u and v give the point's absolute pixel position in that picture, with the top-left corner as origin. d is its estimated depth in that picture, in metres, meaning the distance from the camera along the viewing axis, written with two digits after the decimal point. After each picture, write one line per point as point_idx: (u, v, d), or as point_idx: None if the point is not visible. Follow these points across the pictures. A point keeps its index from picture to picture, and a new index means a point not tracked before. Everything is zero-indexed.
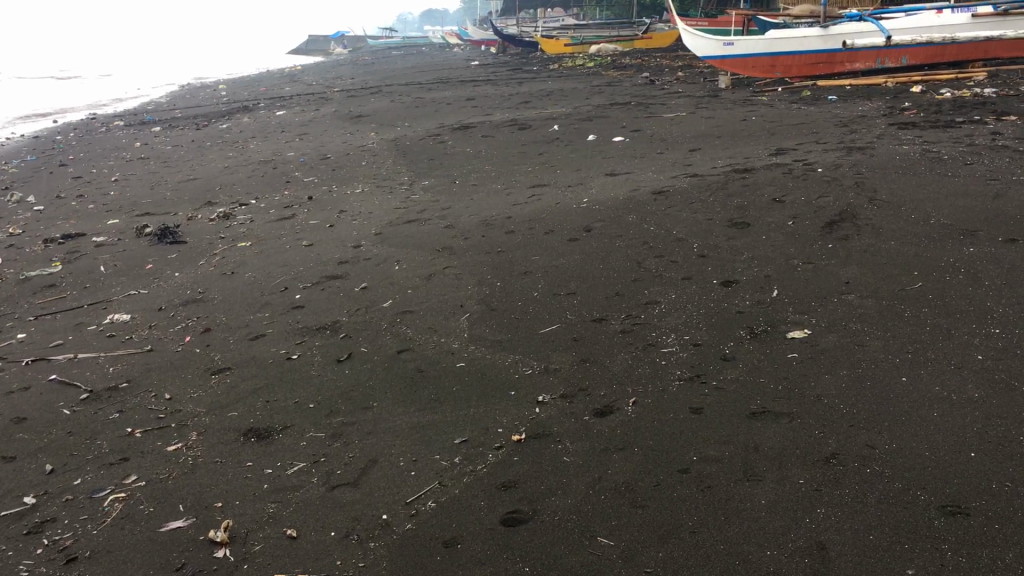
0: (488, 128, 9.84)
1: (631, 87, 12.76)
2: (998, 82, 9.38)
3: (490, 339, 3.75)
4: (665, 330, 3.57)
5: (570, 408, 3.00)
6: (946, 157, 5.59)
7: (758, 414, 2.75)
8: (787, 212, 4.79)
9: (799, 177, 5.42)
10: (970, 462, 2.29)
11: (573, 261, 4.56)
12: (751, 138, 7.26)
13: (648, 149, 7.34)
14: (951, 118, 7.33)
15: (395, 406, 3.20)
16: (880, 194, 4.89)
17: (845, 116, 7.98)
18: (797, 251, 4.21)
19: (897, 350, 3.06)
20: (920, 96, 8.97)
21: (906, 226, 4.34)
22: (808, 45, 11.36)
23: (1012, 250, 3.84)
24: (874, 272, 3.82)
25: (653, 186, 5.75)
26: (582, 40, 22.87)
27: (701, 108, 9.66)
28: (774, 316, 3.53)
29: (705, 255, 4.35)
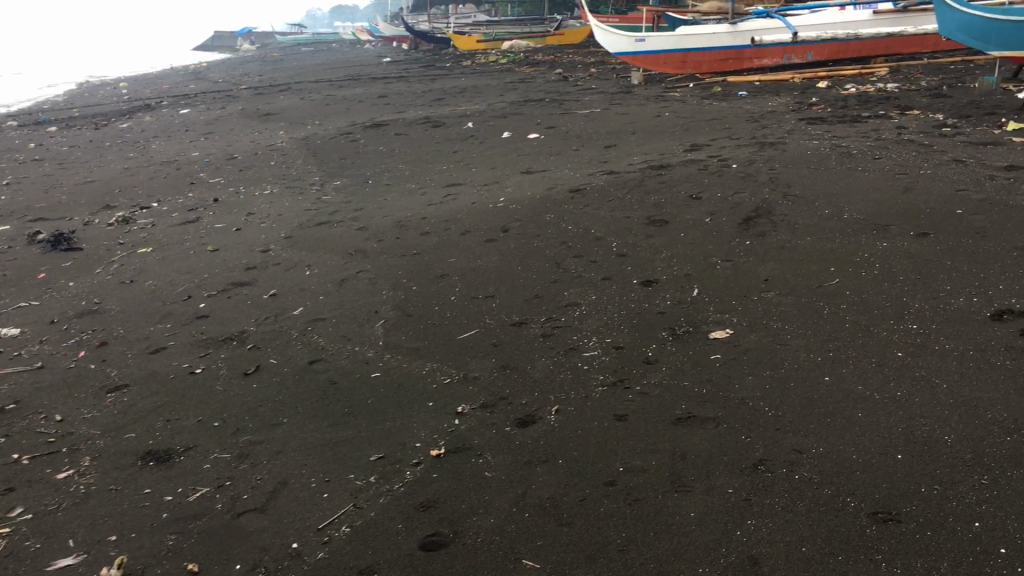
0: (401, 126, 9.66)
1: (544, 83, 12.72)
2: (900, 77, 9.63)
3: (405, 347, 3.60)
4: (586, 333, 3.48)
5: (490, 419, 2.88)
6: (855, 151, 5.66)
7: (684, 420, 2.67)
8: (704, 208, 4.77)
9: (714, 173, 5.41)
10: (898, 464, 2.24)
11: (491, 262, 4.44)
12: (665, 133, 7.27)
13: (564, 146, 7.28)
14: (858, 112, 7.46)
15: (306, 422, 3.04)
16: (794, 189, 4.90)
17: (756, 111, 8.06)
18: (716, 248, 4.17)
19: (818, 348, 3.02)
20: (827, 91, 9.14)
21: (821, 222, 4.34)
22: (717, 41, 11.35)
23: (924, 243, 3.87)
24: (792, 269, 3.80)
25: (569, 184, 5.67)
26: (494, 36, 22.78)
27: (615, 103, 9.66)
28: (696, 316, 3.48)
29: (624, 254, 4.28)
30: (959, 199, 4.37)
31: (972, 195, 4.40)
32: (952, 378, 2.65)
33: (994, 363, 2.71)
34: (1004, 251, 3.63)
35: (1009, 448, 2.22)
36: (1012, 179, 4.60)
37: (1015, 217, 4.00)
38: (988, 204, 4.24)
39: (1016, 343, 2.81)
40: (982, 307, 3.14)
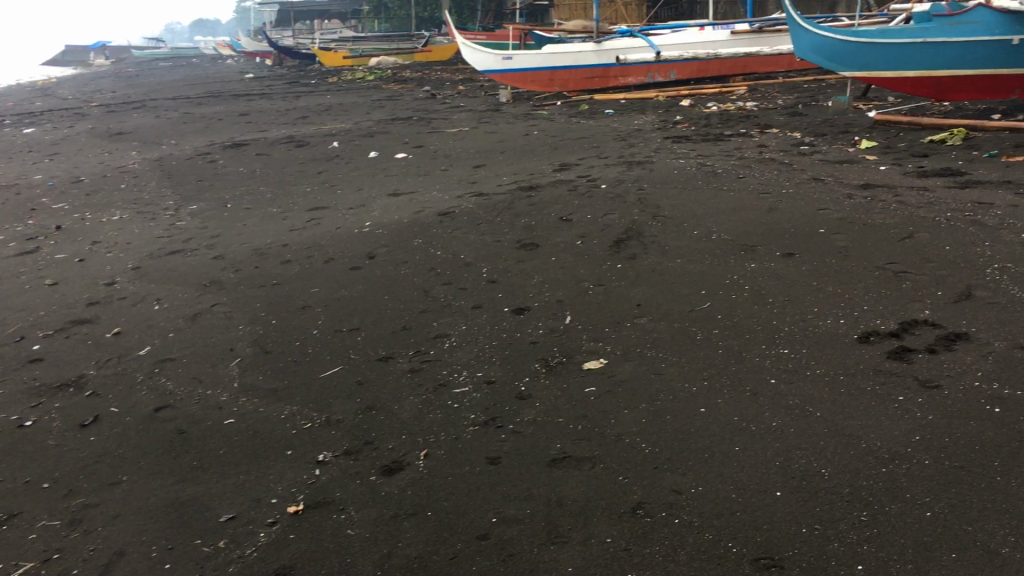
0: (263, 145, 9.30)
1: (413, 101, 12.54)
2: (758, 96, 9.91)
3: (263, 389, 3.35)
4: (456, 367, 3.32)
5: (353, 467, 2.68)
6: (721, 170, 5.72)
7: (559, 461, 2.54)
8: (574, 231, 4.69)
9: (583, 194, 5.36)
10: (778, 502, 2.17)
11: (356, 292, 4.23)
12: (535, 153, 7.21)
13: (432, 166, 7.13)
14: (721, 131, 7.61)
15: (150, 479, 2.76)
16: (663, 210, 4.89)
17: (623, 130, 8.12)
18: (587, 273, 4.09)
19: (692, 378, 2.95)
20: (690, 110, 9.31)
21: (691, 243, 4.32)
22: (583, 59, 11.42)
23: (791, 264, 3.89)
24: (664, 293, 3.74)
25: (437, 206, 5.51)
26: (361, 53, 22.49)
27: (483, 122, 9.58)
28: (568, 346, 3.36)
29: (494, 280, 4.14)
30: (821, 219, 4.43)
31: (833, 214, 4.47)
32: (824, 406, 2.61)
33: (864, 388, 2.68)
34: (867, 271, 3.67)
35: (885, 481, 2.17)
36: (869, 198, 4.71)
37: (874, 236, 4.07)
38: (849, 223, 4.31)
39: (884, 366, 2.81)
40: (849, 329, 3.14)
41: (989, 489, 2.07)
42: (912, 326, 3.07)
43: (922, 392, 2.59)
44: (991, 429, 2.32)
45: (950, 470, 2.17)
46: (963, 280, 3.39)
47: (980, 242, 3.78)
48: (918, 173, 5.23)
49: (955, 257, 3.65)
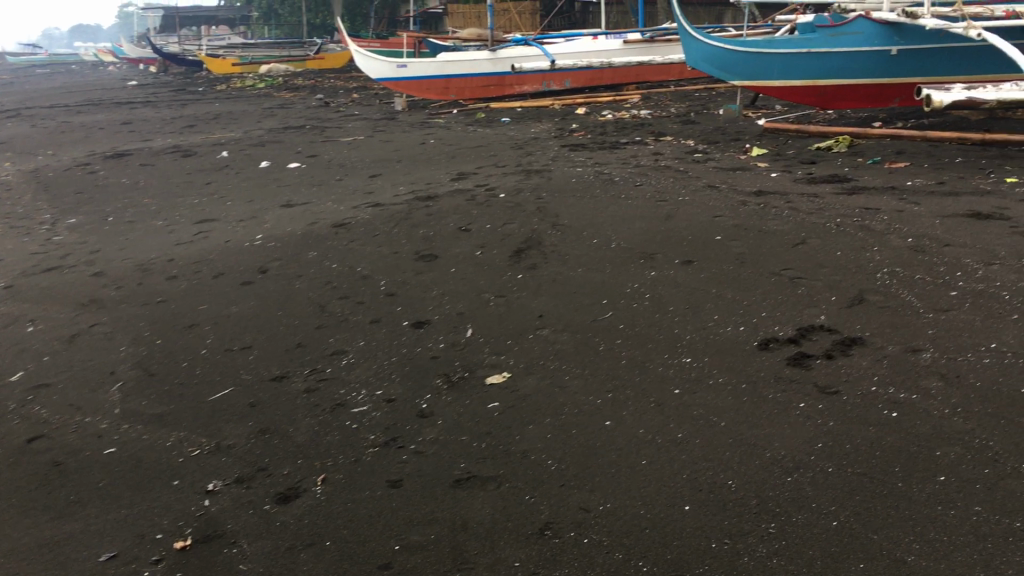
0: (147, 156, 8.93)
1: (305, 109, 12.28)
2: (651, 104, 10.05)
3: (147, 415, 3.16)
4: (354, 386, 3.19)
5: (247, 496, 2.53)
6: (618, 178, 5.74)
7: (463, 482, 2.46)
8: (473, 241, 4.61)
9: (482, 203, 5.29)
10: (686, 516, 2.13)
11: (247, 308, 4.05)
12: (431, 162, 7.12)
13: (326, 176, 6.95)
14: (617, 138, 7.67)
15: (22, 518, 2.55)
16: (562, 219, 4.86)
17: (520, 138, 8.09)
18: (487, 284, 4.02)
19: (597, 390, 2.91)
20: (586, 118, 9.37)
21: (590, 252, 4.30)
22: (479, 67, 11.37)
23: (690, 271, 3.90)
24: (565, 303, 3.70)
25: (332, 217, 5.36)
26: (250, 60, 21.95)
27: (379, 130, 9.43)
28: (470, 360, 3.28)
29: (392, 293, 4.03)
30: (718, 226, 4.47)
31: (729, 221, 4.52)
32: (728, 415, 2.61)
33: (767, 396, 2.69)
34: (764, 277, 3.71)
35: (790, 491, 2.17)
36: (763, 204, 4.79)
37: (769, 242, 4.13)
38: (744, 229, 4.36)
39: (784, 373, 2.82)
40: (749, 336, 3.15)
41: (892, 496, 2.08)
42: (810, 332, 3.10)
43: (823, 399, 2.60)
44: (890, 434, 2.35)
45: (853, 477, 2.18)
46: (855, 285, 3.46)
47: (869, 247, 3.87)
48: (808, 179, 5.35)
49: (847, 262, 3.72)
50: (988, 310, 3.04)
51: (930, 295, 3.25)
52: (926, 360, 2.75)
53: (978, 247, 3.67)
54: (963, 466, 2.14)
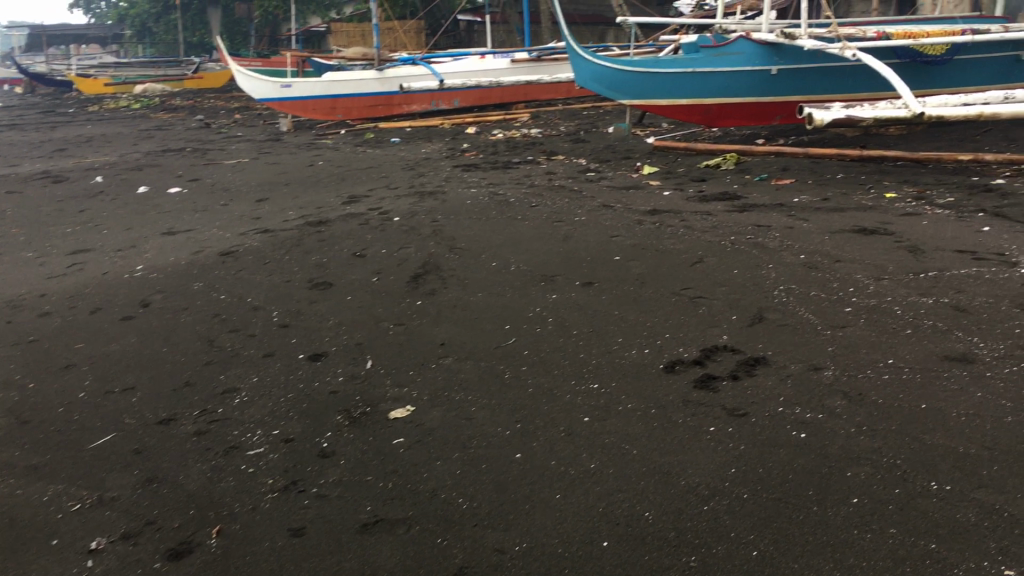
0: (14, 182, 8.43)
1: (184, 131, 11.85)
2: (540, 123, 10.10)
3: (19, 467, 2.91)
4: (249, 426, 3.02)
5: (134, 554, 2.34)
6: (513, 199, 5.70)
7: (371, 526, 2.34)
8: (369, 267, 4.48)
9: (376, 227, 5.16)
10: (605, 553, 2.07)
11: (129, 345, 3.81)
12: (321, 184, 6.94)
13: (210, 201, 6.69)
14: (509, 158, 7.65)
15: None
16: (459, 242, 4.78)
17: (411, 159, 7.99)
18: (385, 311, 3.89)
19: (505, 421, 2.83)
20: (476, 137, 9.34)
21: (490, 276, 4.23)
22: (366, 86, 11.20)
23: (590, 293, 3.87)
24: (466, 330, 3.62)
25: (218, 245, 5.13)
26: (124, 79, 21.14)
27: (264, 152, 9.16)
28: (371, 393, 3.15)
29: (285, 324, 3.87)
30: (615, 246, 4.47)
31: (626, 241, 4.53)
32: (640, 442, 2.57)
33: (676, 421, 2.66)
34: (665, 297, 3.72)
35: (708, 521, 2.13)
36: (658, 223, 4.83)
37: (667, 261, 4.15)
38: (642, 249, 4.37)
39: (692, 396, 2.80)
40: (654, 359, 3.13)
41: (808, 521, 2.07)
42: (714, 353, 3.10)
43: (733, 422, 2.59)
44: (802, 456, 2.35)
45: (770, 503, 2.16)
46: (754, 303, 3.49)
47: (764, 265, 3.92)
48: (699, 197, 5.43)
49: (744, 280, 3.77)
50: (882, 326, 3.10)
51: (825, 311, 3.31)
52: (829, 377, 2.78)
53: (867, 262, 3.77)
54: (874, 486, 2.15)
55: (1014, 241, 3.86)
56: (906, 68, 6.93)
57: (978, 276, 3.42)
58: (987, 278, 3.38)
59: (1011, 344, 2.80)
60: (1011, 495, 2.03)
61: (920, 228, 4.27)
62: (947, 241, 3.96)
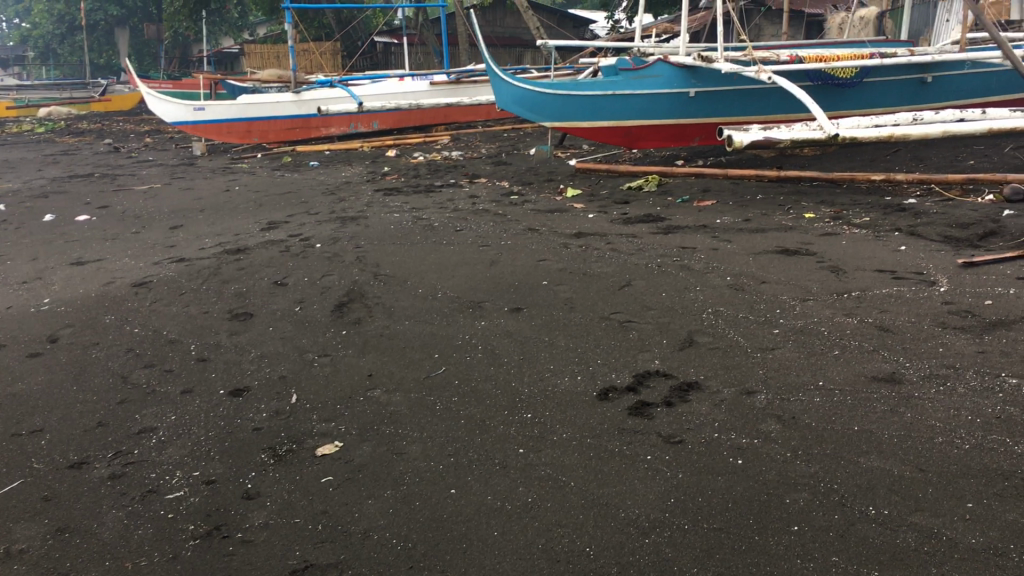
0: None
1: (92, 156, 11.45)
2: (461, 146, 10.07)
3: None
4: (167, 468, 2.87)
5: None
6: (437, 224, 5.63)
7: (300, 572, 2.22)
8: (291, 296, 4.35)
9: (297, 254, 5.03)
10: None
11: (35, 385, 3.60)
12: (238, 211, 6.75)
13: (121, 229, 6.44)
14: (431, 181, 7.58)
15: None
16: (383, 268, 4.69)
17: (331, 183, 7.85)
18: (309, 343, 3.77)
19: (437, 455, 2.75)
20: (397, 160, 9.24)
21: (416, 303, 4.15)
22: (283, 109, 11.01)
23: (519, 320, 3.83)
24: (394, 361, 3.52)
25: (131, 276, 4.93)
26: (27, 102, 20.39)
27: (177, 177, 8.89)
28: (297, 429, 3.03)
29: (204, 359, 3.71)
30: (543, 270, 4.44)
31: (553, 265, 4.50)
32: (577, 474, 2.52)
33: (612, 450, 2.62)
34: (594, 322, 3.69)
35: (650, 554, 2.09)
36: (584, 246, 4.82)
37: (595, 285, 4.14)
38: (570, 274, 4.35)
39: (628, 424, 2.77)
40: (588, 386, 3.09)
41: (751, 551, 2.04)
42: (646, 378, 3.08)
43: (670, 450, 2.56)
44: (740, 484, 2.33)
45: (711, 534, 2.13)
46: (684, 326, 3.50)
47: (691, 288, 3.93)
48: (624, 220, 5.44)
49: (673, 303, 3.77)
50: (810, 348, 3.13)
51: (754, 334, 3.32)
52: (762, 401, 2.78)
53: (792, 283, 3.81)
54: (813, 513, 2.14)
55: (931, 260, 3.96)
56: (818, 90, 7.12)
57: (900, 295, 3.48)
58: (908, 297, 3.45)
59: (935, 364, 2.84)
60: (947, 517, 2.04)
61: (840, 248, 4.35)
62: (868, 260, 4.04)
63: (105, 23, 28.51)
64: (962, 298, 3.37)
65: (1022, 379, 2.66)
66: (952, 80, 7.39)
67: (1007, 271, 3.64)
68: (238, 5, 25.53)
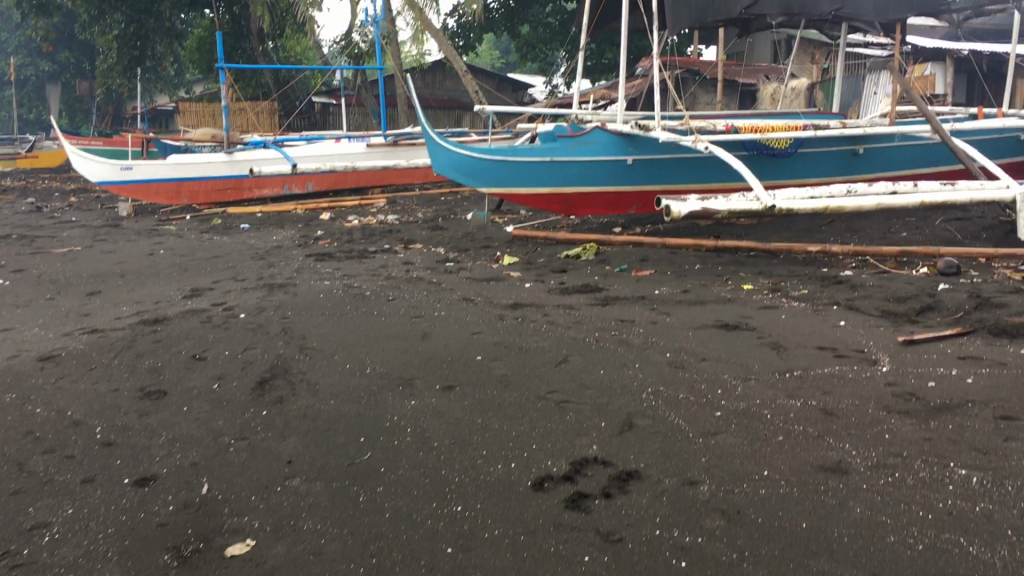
0: None
1: (11, 215, 11.00)
2: (397, 209, 9.92)
3: None
4: (56, 571, 2.58)
5: None
6: (368, 292, 5.44)
7: None
8: (209, 372, 4.11)
9: (218, 325, 4.79)
10: None
11: None
12: (161, 276, 6.47)
13: (34, 295, 6.11)
14: (365, 246, 7.39)
15: None
16: (309, 341, 4.48)
17: (260, 247, 7.61)
18: (226, 425, 3.52)
19: (358, 556, 2.52)
20: (331, 224, 9.04)
21: (342, 380, 3.93)
22: (214, 169, 10.76)
23: (451, 399, 3.63)
24: (315, 445, 3.29)
25: (37, 348, 4.62)
26: None
27: (99, 239, 8.55)
28: (205, 525, 2.78)
29: (110, 443, 3.43)
30: (477, 344, 4.27)
31: (487, 339, 4.34)
32: None
33: (547, 551, 2.42)
34: (529, 401, 3.52)
35: None
36: (520, 318, 4.68)
37: (531, 361, 3.98)
38: (504, 348, 4.18)
39: (564, 518, 2.58)
40: (522, 475, 2.90)
41: None
42: (582, 467, 2.91)
43: (609, 550, 2.38)
44: None
45: None
46: (622, 408, 3.34)
47: (630, 364, 3.80)
48: (561, 290, 5.32)
49: (610, 382, 3.62)
50: (753, 433, 2.99)
51: (695, 416, 3.18)
52: (705, 494, 2.62)
53: (732, 361, 3.70)
54: None
55: (871, 337, 3.89)
56: (753, 160, 7.15)
57: (842, 375, 3.39)
58: (851, 377, 3.36)
59: (882, 452, 2.72)
60: None
61: (780, 322, 4.27)
62: (808, 336, 3.97)
63: (35, 79, 28.04)
64: (905, 379, 3.28)
65: (971, 469, 2.55)
66: (882, 153, 7.51)
67: (946, 350, 3.59)
68: (174, 62, 25.28)
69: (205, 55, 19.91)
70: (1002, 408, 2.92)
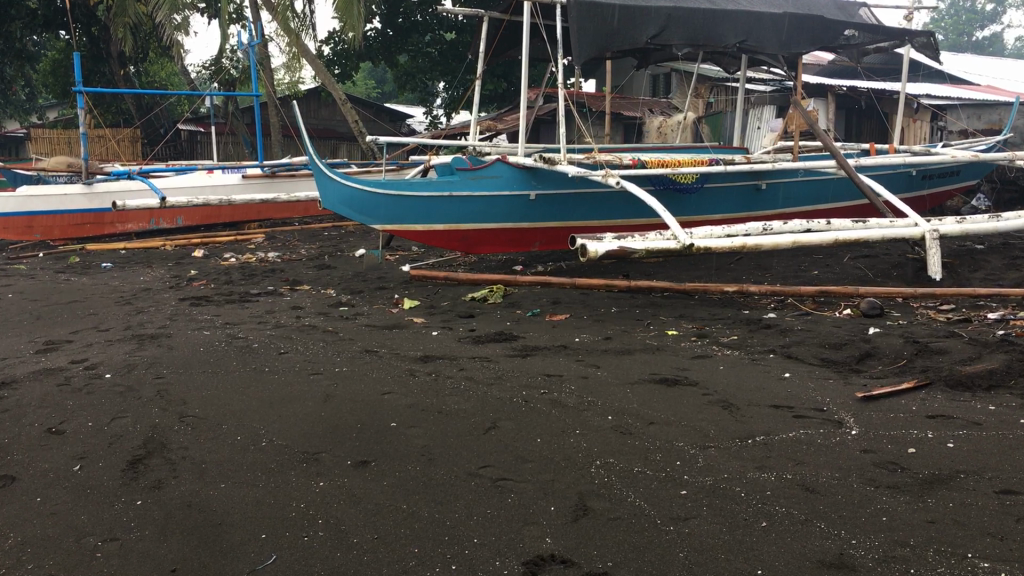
0: None
1: None
2: (276, 245, 9.28)
3: None
4: None
5: None
6: (256, 344, 4.84)
7: None
8: (68, 450, 3.43)
9: (81, 389, 4.09)
10: None
11: None
12: (9, 324, 5.66)
13: None
14: (245, 288, 6.75)
15: None
16: (191, 407, 3.85)
17: (125, 290, 6.84)
18: (93, 522, 2.86)
19: None
20: (204, 262, 8.31)
21: (232, 458, 3.33)
22: (71, 203, 9.81)
23: (365, 478, 3.10)
24: (204, 547, 2.69)
25: None
26: None
27: None
28: None
29: None
30: (388, 407, 3.75)
31: (400, 401, 3.82)
32: None
33: None
34: (459, 480, 3.03)
35: None
36: (432, 373, 4.19)
37: (451, 428, 3.48)
38: (421, 412, 3.68)
39: None
40: None
41: None
42: (539, 568, 2.42)
43: None
44: None
45: None
46: (572, 488, 2.88)
47: (569, 431, 3.36)
48: (473, 338, 4.87)
49: (552, 453, 3.17)
50: (731, 517, 2.58)
51: (656, 496, 2.76)
52: None
53: (682, 425, 3.32)
54: None
55: (824, 392, 3.59)
56: (660, 195, 6.90)
57: (810, 442, 3.04)
58: (820, 443, 3.02)
59: (886, 541, 2.35)
60: None
61: (720, 375, 3.93)
62: (757, 393, 3.63)
63: None
64: (881, 445, 2.97)
65: (994, 561, 2.21)
66: (784, 188, 7.43)
67: (912, 408, 3.30)
68: (25, 87, 23.71)
69: (60, 78, 18.51)
70: (998, 480, 2.63)
